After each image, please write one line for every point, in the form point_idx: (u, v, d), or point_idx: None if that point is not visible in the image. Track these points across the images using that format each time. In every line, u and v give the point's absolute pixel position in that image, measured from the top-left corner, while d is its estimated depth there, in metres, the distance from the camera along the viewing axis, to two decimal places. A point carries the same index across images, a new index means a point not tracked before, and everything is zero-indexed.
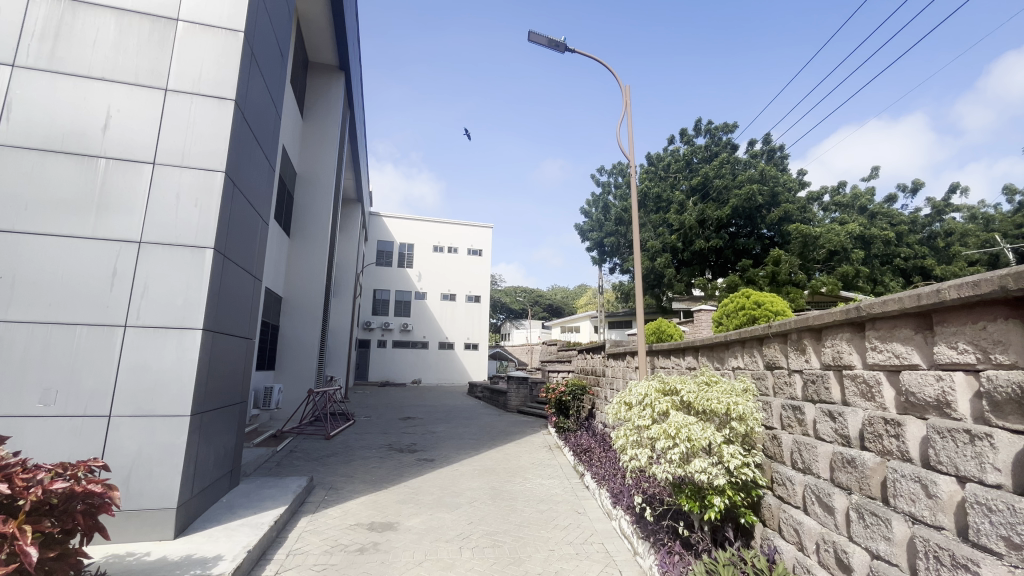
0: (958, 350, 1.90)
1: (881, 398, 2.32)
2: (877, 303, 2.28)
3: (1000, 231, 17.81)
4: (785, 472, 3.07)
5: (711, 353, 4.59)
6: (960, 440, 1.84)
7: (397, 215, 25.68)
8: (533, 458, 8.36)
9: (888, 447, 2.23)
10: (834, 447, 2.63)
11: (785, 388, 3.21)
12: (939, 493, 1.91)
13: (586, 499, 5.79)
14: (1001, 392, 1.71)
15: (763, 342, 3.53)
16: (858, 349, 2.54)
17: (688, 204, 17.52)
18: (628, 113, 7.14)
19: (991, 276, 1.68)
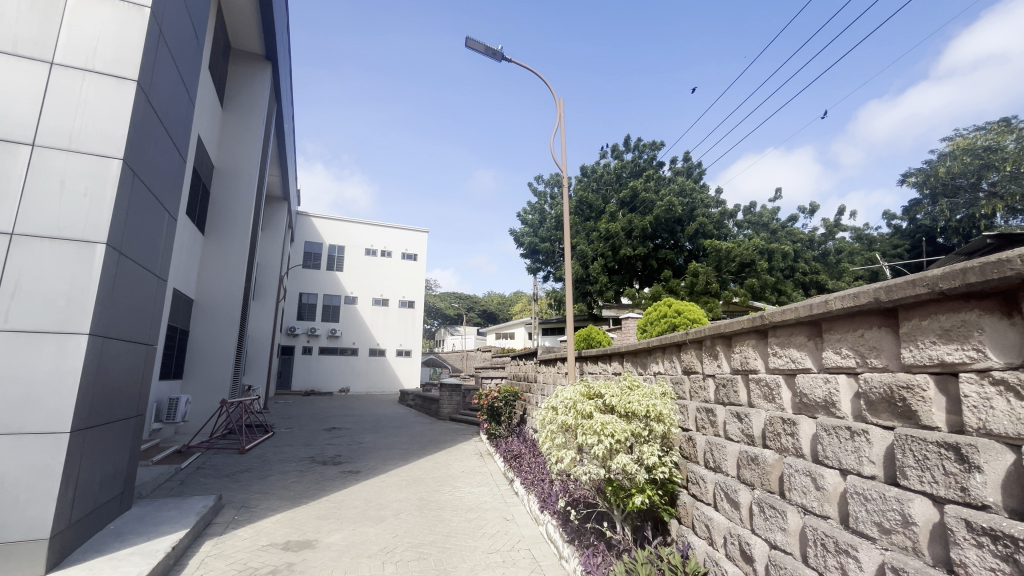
0: (841, 354, 2.12)
1: (781, 399, 2.52)
2: (778, 311, 2.49)
3: (879, 251, 20.37)
4: (698, 471, 3.26)
5: (636, 359, 4.80)
6: (843, 436, 2.04)
7: (327, 216, 24.55)
8: (464, 465, 8.28)
9: (785, 445, 2.43)
10: (740, 446, 2.83)
11: (699, 391, 3.42)
12: (825, 485, 2.11)
13: (515, 506, 5.81)
14: (875, 392, 1.92)
15: (681, 348, 3.74)
16: (761, 354, 2.75)
17: (619, 214, 18.28)
18: (561, 125, 7.35)
19: (867, 288, 1.89)
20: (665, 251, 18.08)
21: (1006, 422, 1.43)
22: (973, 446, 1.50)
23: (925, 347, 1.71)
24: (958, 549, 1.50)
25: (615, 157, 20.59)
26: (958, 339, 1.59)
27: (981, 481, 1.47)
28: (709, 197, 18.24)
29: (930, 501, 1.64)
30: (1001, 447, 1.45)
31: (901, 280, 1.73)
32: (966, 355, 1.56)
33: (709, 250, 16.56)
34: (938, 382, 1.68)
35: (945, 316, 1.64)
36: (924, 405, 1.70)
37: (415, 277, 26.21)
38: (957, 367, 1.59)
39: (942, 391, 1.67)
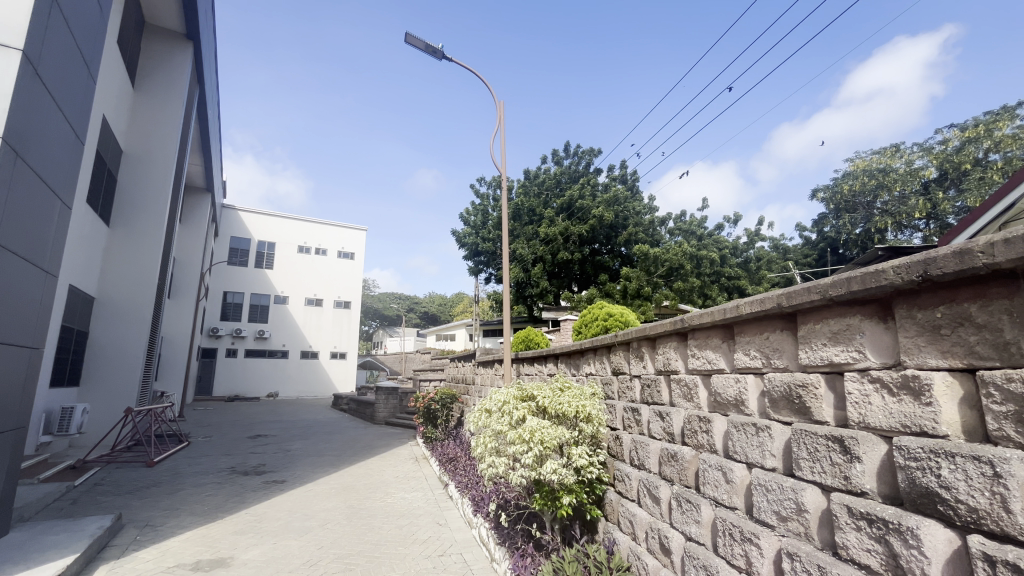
0: (750, 356, 2.27)
1: (698, 398, 2.66)
2: (697, 315, 2.63)
3: (792, 260, 22.21)
4: (623, 469, 3.37)
5: (570, 361, 4.89)
6: (750, 432, 2.19)
7: (255, 210, 23.10)
8: (398, 471, 8.07)
9: (701, 441, 2.57)
10: (661, 443, 2.96)
11: (626, 392, 3.54)
12: (734, 478, 2.25)
13: (448, 510, 5.74)
14: (776, 390, 2.08)
15: (611, 349, 3.86)
16: (681, 355, 2.90)
17: (557, 219, 18.66)
18: (501, 127, 7.38)
19: (772, 294, 2.04)
20: (601, 256, 18.71)
21: (881, 416, 1.59)
22: (855, 439, 1.65)
23: (817, 348, 1.87)
24: (841, 533, 1.65)
25: (555, 163, 21.02)
26: (844, 342, 1.76)
27: (860, 470, 1.62)
28: (642, 205, 19.09)
29: (820, 490, 1.79)
30: (877, 439, 1.60)
31: (799, 287, 1.88)
32: (850, 356, 1.72)
33: (641, 256, 17.29)
34: (828, 380, 1.84)
35: (834, 320, 1.80)
36: (817, 402, 1.86)
37: (352, 276, 25.28)
38: (844, 367, 1.76)
39: (831, 389, 1.83)
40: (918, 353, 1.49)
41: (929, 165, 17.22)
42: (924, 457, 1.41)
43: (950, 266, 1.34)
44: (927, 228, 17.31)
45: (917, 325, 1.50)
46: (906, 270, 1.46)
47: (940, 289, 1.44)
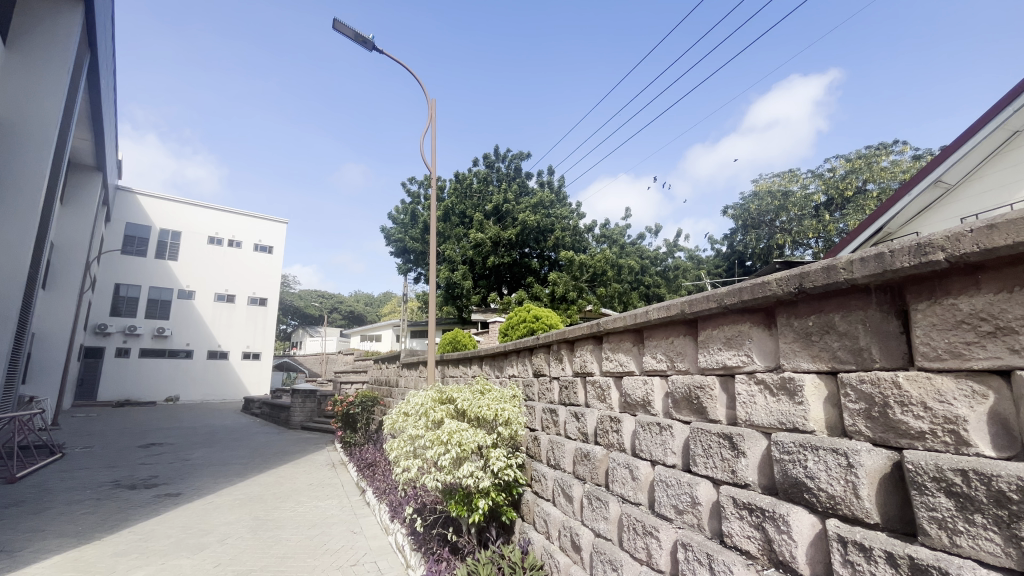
0: (657, 359, 2.41)
1: (610, 399, 2.79)
2: (611, 319, 2.75)
3: (704, 270, 24.01)
4: (540, 469, 3.44)
5: (494, 362, 4.91)
6: (654, 430, 2.33)
7: (157, 195, 20.89)
8: (312, 478, 7.65)
9: (611, 440, 2.68)
10: (576, 443, 3.06)
11: (545, 393, 3.62)
12: (639, 475, 2.38)
13: (365, 517, 5.54)
14: (678, 391, 2.22)
15: (533, 352, 3.92)
16: (596, 358, 3.01)
17: (487, 223, 18.77)
18: (432, 125, 7.28)
19: (677, 302, 2.18)
20: (530, 260, 19.09)
21: (762, 414, 1.75)
22: (741, 436, 1.80)
23: (713, 353, 2.02)
24: (728, 522, 1.79)
25: (486, 166, 21.15)
26: (735, 346, 1.92)
27: (744, 464, 1.77)
28: (569, 211, 19.79)
29: (712, 484, 1.93)
30: (758, 435, 1.77)
31: (701, 295, 2.03)
32: (740, 359, 1.88)
33: (566, 262, 17.89)
34: (721, 382, 2.00)
35: (728, 326, 1.96)
36: (712, 402, 2.01)
37: (269, 272, 23.63)
38: (735, 370, 1.91)
39: (723, 390, 1.98)
40: (793, 358, 1.66)
41: (819, 190, 19.38)
42: (795, 451, 1.57)
43: (820, 280, 1.51)
44: (816, 246, 19.46)
45: (793, 332, 1.67)
46: (786, 283, 1.63)
47: (811, 300, 1.62)
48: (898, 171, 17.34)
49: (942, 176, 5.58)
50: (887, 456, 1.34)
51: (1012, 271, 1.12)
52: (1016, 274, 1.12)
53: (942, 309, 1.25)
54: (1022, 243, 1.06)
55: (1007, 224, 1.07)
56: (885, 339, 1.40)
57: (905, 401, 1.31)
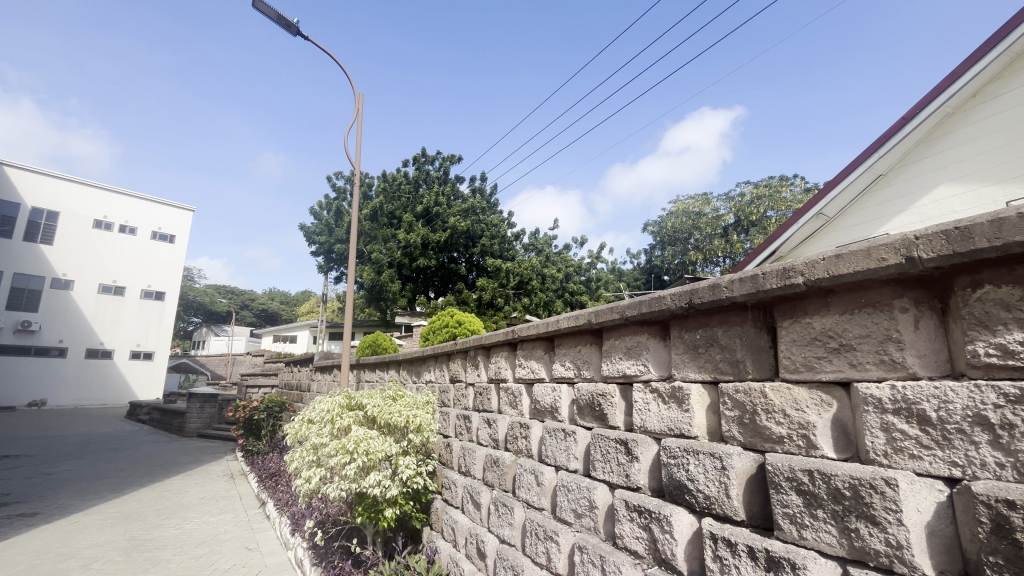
0: (565, 367, 2.48)
1: (521, 405, 2.83)
2: (525, 326, 2.80)
3: (624, 282, 25.28)
4: (450, 476, 3.41)
5: (412, 367, 4.82)
6: (559, 437, 2.39)
7: (32, 169, 18.19)
8: (204, 490, 6.99)
9: (520, 447, 2.72)
10: (487, 450, 3.07)
11: (460, 399, 3.60)
12: (543, 481, 2.43)
13: (262, 531, 5.15)
14: (583, 398, 2.30)
15: (450, 357, 3.89)
16: (510, 364, 3.05)
17: (415, 225, 18.45)
18: (359, 120, 7.01)
19: (585, 312, 2.27)
20: (455, 264, 19.05)
21: (655, 421, 1.86)
22: (635, 441, 1.90)
23: (615, 362, 2.12)
24: (620, 524, 1.88)
25: (416, 168, 20.84)
26: (634, 356, 2.03)
27: (637, 468, 1.87)
28: (499, 218, 19.99)
29: (607, 488, 2.02)
30: (650, 441, 1.87)
31: (606, 307, 2.12)
32: (638, 368, 1.99)
33: (494, 269, 18.05)
34: (620, 390, 2.10)
35: (629, 337, 2.07)
36: (612, 409, 2.10)
37: (169, 263, 21.36)
38: (633, 378, 2.02)
39: (622, 397, 2.09)
40: (683, 367, 1.78)
41: (727, 213, 21.18)
42: (680, 455, 1.69)
43: (706, 297, 1.64)
44: (722, 264, 21.25)
45: (683, 344, 1.80)
46: (678, 298, 1.75)
47: (698, 315, 1.75)
48: (792, 200, 19.40)
49: (823, 208, 6.31)
50: (753, 459, 1.48)
51: (854, 296, 1.28)
52: (857, 297, 1.28)
53: (802, 326, 1.41)
54: (860, 272, 1.22)
55: (850, 254, 1.23)
56: (757, 353, 1.54)
57: (770, 409, 1.45)
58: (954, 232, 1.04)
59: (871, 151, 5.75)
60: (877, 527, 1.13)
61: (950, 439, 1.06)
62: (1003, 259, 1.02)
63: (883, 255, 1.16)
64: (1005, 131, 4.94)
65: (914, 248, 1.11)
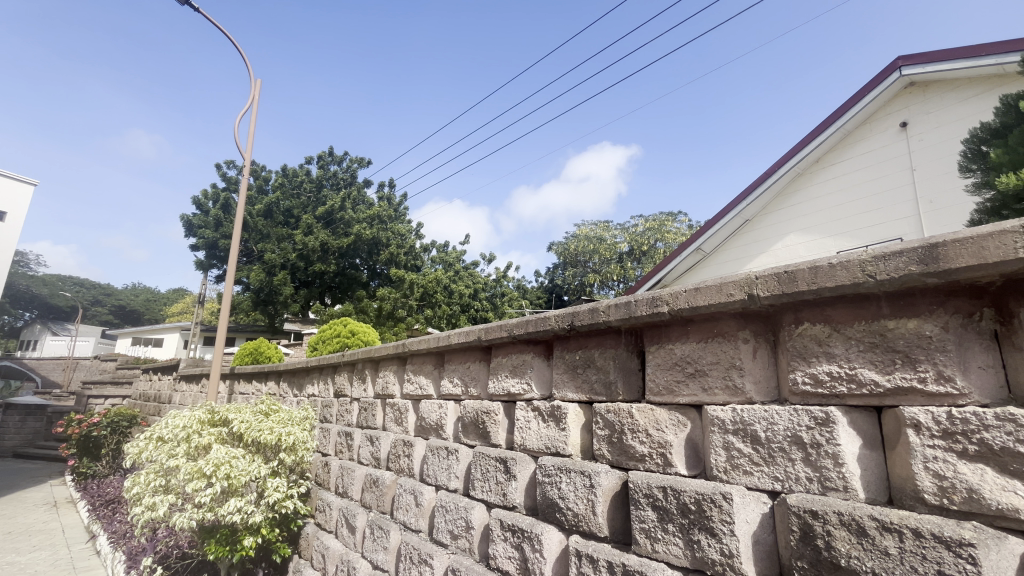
0: (453, 384, 2.44)
1: (406, 422, 2.73)
2: (415, 340, 2.71)
3: (527, 300, 25.93)
4: (326, 499, 3.18)
5: (293, 379, 4.45)
6: (442, 455, 2.34)
7: None
8: (15, 522, 5.77)
9: (402, 465, 2.62)
10: (367, 469, 2.91)
11: (344, 415, 3.39)
12: (422, 501, 2.35)
13: (90, 570, 4.36)
14: (469, 416, 2.27)
15: (336, 370, 3.65)
16: (398, 379, 2.94)
17: (314, 227, 17.33)
18: (254, 107, 6.46)
19: (475, 329, 2.25)
20: (356, 271, 18.16)
21: (534, 439, 1.89)
22: (514, 460, 1.92)
23: (500, 380, 2.13)
24: (494, 544, 1.87)
25: (320, 167, 19.74)
26: (518, 374, 2.05)
27: (514, 487, 1.89)
28: (408, 228, 19.54)
29: (485, 507, 2.01)
30: (528, 459, 1.90)
31: (496, 326, 2.13)
32: (521, 387, 2.02)
33: (397, 279, 17.50)
34: (505, 408, 2.11)
35: (515, 356, 2.10)
36: (495, 427, 2.10)
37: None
38: (516, 397, 2.04)
39: (506, 415, 2.10)
40: (562, 387, 1.84)
41: (624, 242, 22.74)
42: (554, 473, 1.73)
43: (585, 320, 1.71)
44: (616, 288, 22.76)
45: (564, 364, 1.86)
46: (561, 320, 1.81)
47: (579, 337, 1.82)
48: (678, 235, 21.41)
49: (702, 244, 7.07)
50: (618, 476, 1.55)
51: (708, 326, 1.42)
52: (709, 328, 1.42)
53: (665, 352, 1.53)
54: (712, 305, 1.35)
55: (705, 289, 1.37)
56: (628, 375, 1.64)
57: (635, 429, 1.54)
58: (783, 275, 1.20)
59: (741, 199, 6.59)
60: (714, 538, 1.24)
61: (774, 457, 1.21)
62: (820, 302, 1.19)
63: (730, 291, 1.31)
64: (839, 193, 5.98)
65: (753, 287, 1.26)
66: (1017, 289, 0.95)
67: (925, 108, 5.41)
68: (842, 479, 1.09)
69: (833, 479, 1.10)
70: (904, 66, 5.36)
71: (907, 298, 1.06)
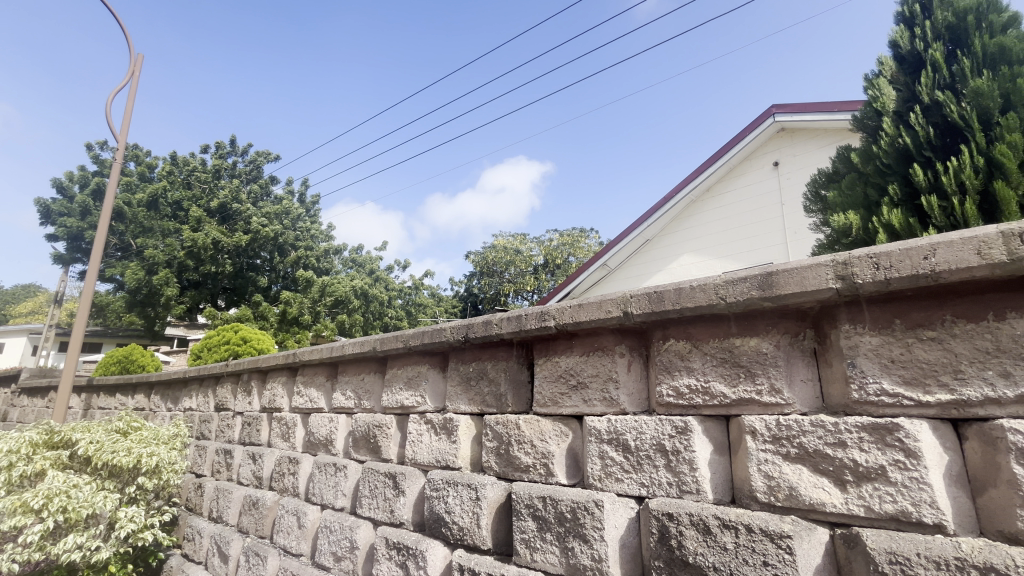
0: (346, 397, 2.33)
1: (293, 438, 2.55)
2: (307, 350, 2.54)
3: (442, 308, 25.58)
4: (196, 525, 2.86)
5: (167, 392, 3.98)
6: (329, 472, 2.21)
7: None
8: None
9: (286, 485, 2.43)
10: (247, 490, 2.67)
11: (224, 431, 3.10)
12: (305, 523, 2.20)
13: None
14: (360, 430, 2.17)
15: (218, 381, 3.32)
16: (288, 392, 2.73)
17: (205, 222, 15.71)
18: (133, 85, 5.73)
19: (372, 339, 2.17)
20: (256, 272, 16.72)
21: (424, 453, 1.85)
22: (403, 475, 1.87)
23: (395, 392, 2.07)
24: (378, 564, 1.80)
25: (218, 157, 18.04)
26: (413, 387, 2.01)
27: (402, 503, 1.84)
28: (317, 229, 18.43)
29: (371, 525, 1.93)
30: (418, 473, 1.86)
31: (393, 337, 2.06)
32: (415, 400, 1.98)
33: (304, 281, 16.25)
34: (397, 421, 2.05)
35: (411, 367, 2.05)
36: (386, 441, 2.03)
37: None
38: (410, 410, 2.00)
39: (398, 428, 2.04)
40: (455, 400, 1.83)
41: (539, 254, 23.29)
42: (441, 487, 1.71)
43: (479, 333, 1.72)
44: (530, 299, 23.24)
45: (458, 376, 1.85)
46: (456, 331, 1.81)
47: (475, 349, 1.83)
48: (589, 250, 22.43)
49: (607, 260, 7.50)
50: (503, 488, 1.57)
51: (591, 340, 1.50)
52: (592, 343, 1.50)
53: (551, 364, 1.58)
54: (594, 320, 1.43)
55: (589, 305, 1.44)
56: (518, 387, 1.67)
57: (521, 440, 1.57)
58: (653, 294, 1.30)
59: (644, 219, 7.09)
60: (586, 544, 1.30)
61: (641, 464, 1.29)
62: (683, 321, 1.31)
63: (610, 308, 1.39)
64: (725, 221, 6.66)
65: (628, 304, 1.35)
66: (830, 313, 1.12)
67: (793, 151, 6.24)
68: (695, 482, 1.20)
69: (688, 482, 1.21)
70: (778, 113, 6.13)
71: (750, 318, 1.20)
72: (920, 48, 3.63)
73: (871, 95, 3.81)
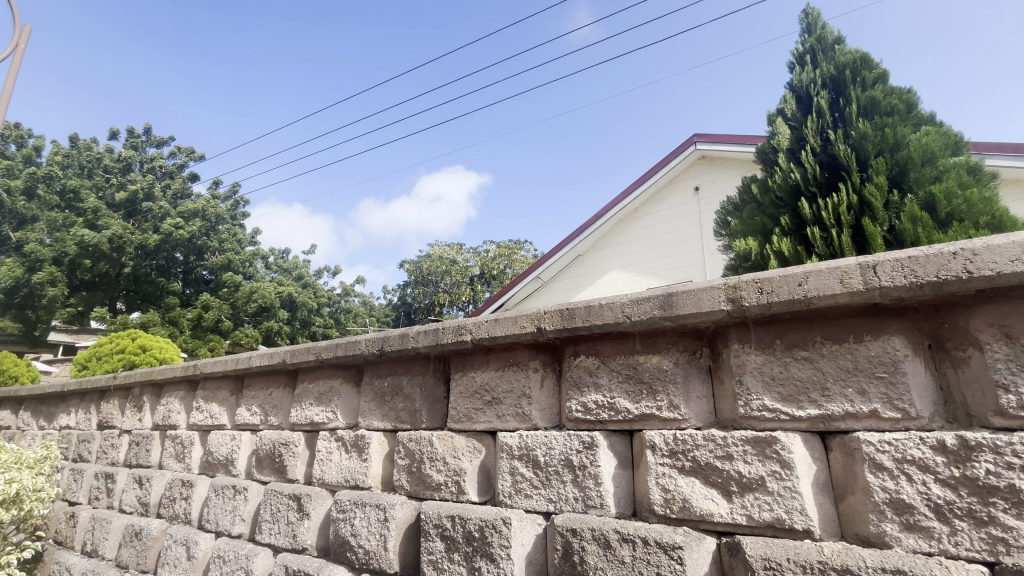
0: (251, 412, 2.16)
1: (189, 458, 2.32)
2: (209, 362, 2.34)
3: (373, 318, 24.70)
4: (64, 561, 2.51)
5: (40, 408, 3.49)
6: (227, 495, 2.03)
7: None
8: None
9: (176, 511, 2.20)
10: (129, 518, 2.39)
11: (107, 452, 2.76)
12: (196, 553, 2.00)
13: None
14: (264, 448, 2.02)
15: (103, 396, 2.97)
16: (185, 408, 2.49)
17: (103, 219, 14.20)
18: (16, 59, 5.05)
19: (281, 351, 2.03)
20: (166, 274, 15.23)
21: (333, 472, 1.76)
22: (309, 496, 1.75)
23: (304, 408, 1.95)
24: None
25: (127, 147, 16.42)
26: (324, 403, 1.90)
27: (306, 527, 1.72)
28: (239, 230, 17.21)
29: (271, 552, 1.80)
30: (325, 494, 1.75)
31: (304, 349, 1.94)
32: (326, 416, 1.87)
33: (226, 285, 14.94)
34: (306, 439, 1.93)
35: (323, 382, 1.94)
36: (293, 460, 1.90)
37: None
38: (319, 426, 1.88)
39: (306, 446, 1.92)
40: (368, 416, 1.75)
41: (475, 265, 23.25)
42: (349, 509, 1.62)
43: (395, 346, 1.67)
44: (465, 310, 23.07)
45: (372, 391, 1.78)
46: (372, 344, 1.73)
47: (391, 363, 1.76)
48: (525, 263, 22.75)
49: (541, 273, 7.64)
50: (413, 508, 1.52)
51: (505, 355, 1.50)
52: (507, 357, 1.50)
53: (467, 379, 1.56)
54: (509, 335, 1.42)
55: (505, 320, 1.44)
56: (433, 402, 1.63)
57: (433, 458, 1.53)
58: (564, 310, 1.33)
59: (576, 234, 7.30)
60: (492, 563, 1.28)
61: (550, 480, 1.30)
62: (593, 337, 1.34)
63: (524, 323, 1.40)
64: (651, 239, 7.02)
65: (541, 320, 1.37)
66: (722, 333, 1.20)
67: (711, 177, 6.73)
68: (599, 496, 1.22)
69: (592, 497, 1.23)
70: (699, 142, 6.59)
71: (652, 335, 1.26)
72: (811, 92, 4.07)
73: (771, 131, 4.22)
